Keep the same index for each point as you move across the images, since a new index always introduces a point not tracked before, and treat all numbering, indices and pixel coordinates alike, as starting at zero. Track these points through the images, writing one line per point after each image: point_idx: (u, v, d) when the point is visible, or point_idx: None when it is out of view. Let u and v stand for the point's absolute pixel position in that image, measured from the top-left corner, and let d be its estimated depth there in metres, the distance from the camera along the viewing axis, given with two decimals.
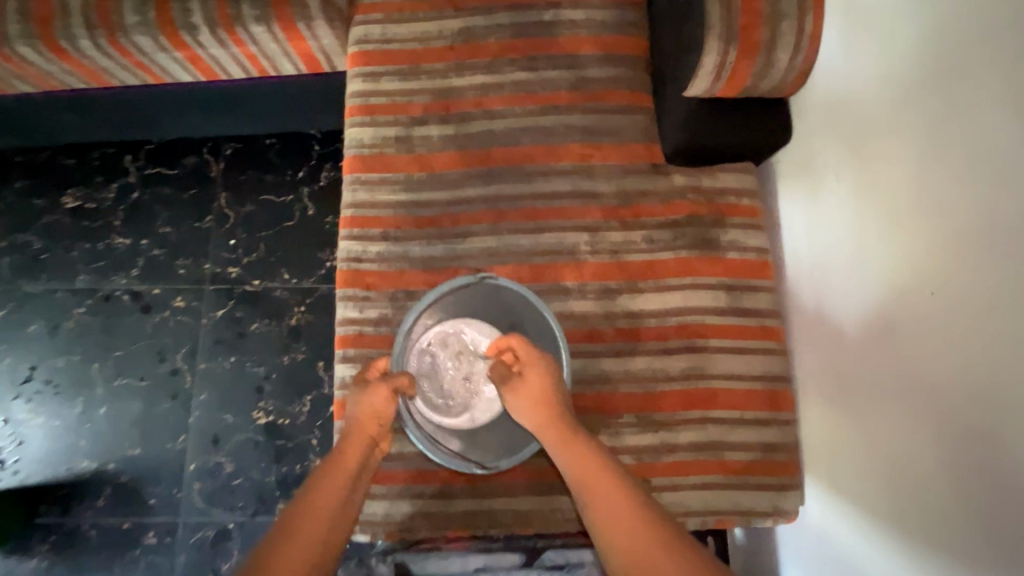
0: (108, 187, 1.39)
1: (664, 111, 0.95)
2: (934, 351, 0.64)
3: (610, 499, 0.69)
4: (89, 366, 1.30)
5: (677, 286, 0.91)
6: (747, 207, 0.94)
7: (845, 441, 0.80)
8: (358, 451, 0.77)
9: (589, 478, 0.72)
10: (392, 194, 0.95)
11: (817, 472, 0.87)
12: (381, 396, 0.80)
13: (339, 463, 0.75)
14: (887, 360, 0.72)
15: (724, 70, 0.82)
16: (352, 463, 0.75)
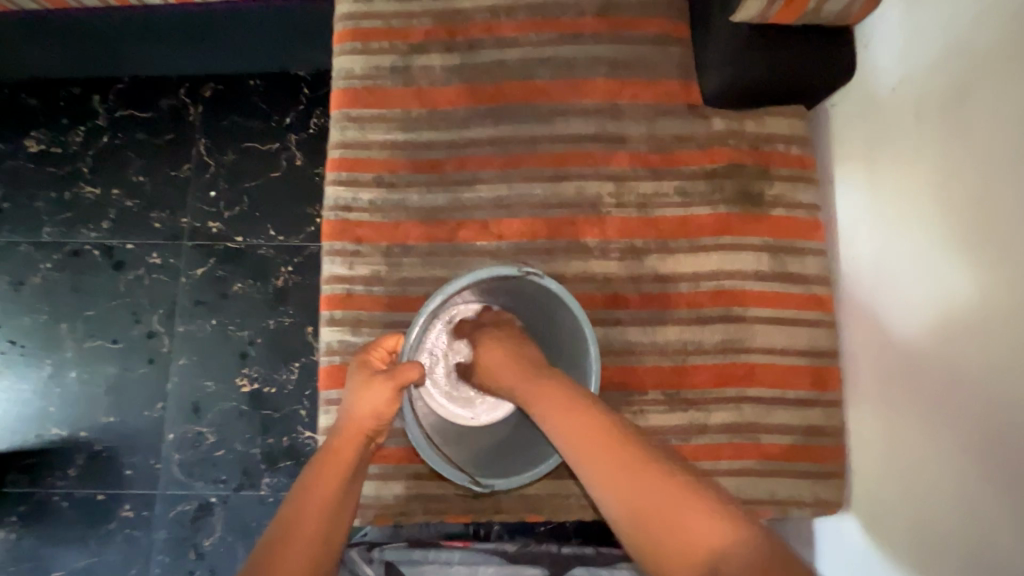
0: (75, 130, 1.26)
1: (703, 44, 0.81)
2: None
3: (608, 462, 0.56)
4: (57, 326, 1.19)
5: (714, 247, 0.79)
6: (797, 157, 0.81)
7: (893, 447, 0.73)
8: (354, 449, 0.66)
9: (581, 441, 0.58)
10: (387, 134, 0.82)
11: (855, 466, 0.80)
12: (383, 394, 0.67)
13: (333, 465, 0.64)
14: (941, 358, 0.64)
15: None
16: (345, 462, 0.64)
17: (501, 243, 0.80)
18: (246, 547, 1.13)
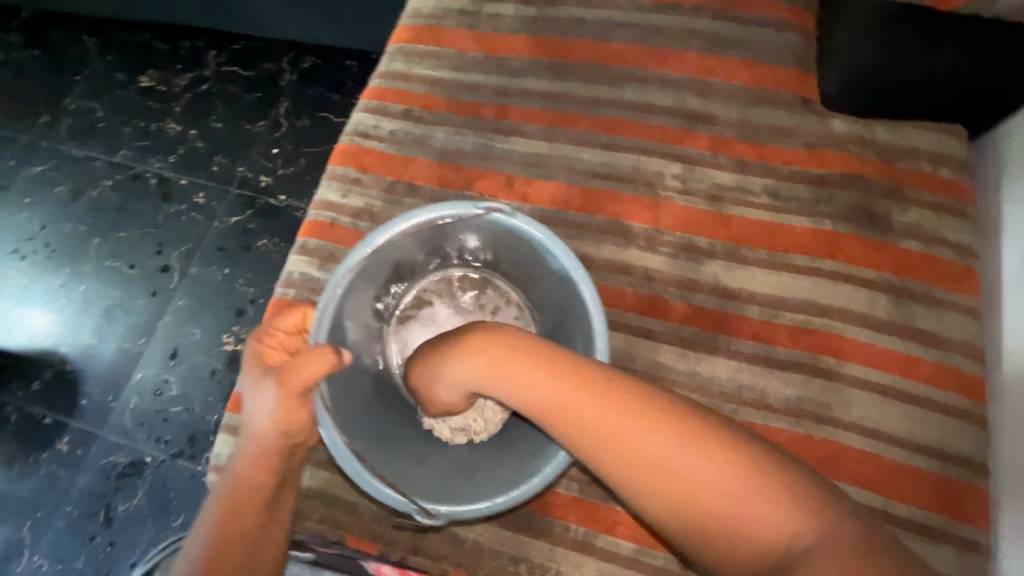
0: (183, 75, 1.33)
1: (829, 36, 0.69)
2: None
3: (603, 413, 0.44)
4: (88, 240, 1.18)
5: (808, 271, 0.65)
6: (930, 181, 0.66)
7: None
8: (267, 477, 0.58)
9: (573, 412, 0.44)
10: (434, 72, 0.72)
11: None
12: (287, 411, 0.57)
13: (243, 508, 0.56)
14: None
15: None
16: (258, 496, 0.57)
17: (527, 208, 0.69)
18: (158, 528, 0.95)
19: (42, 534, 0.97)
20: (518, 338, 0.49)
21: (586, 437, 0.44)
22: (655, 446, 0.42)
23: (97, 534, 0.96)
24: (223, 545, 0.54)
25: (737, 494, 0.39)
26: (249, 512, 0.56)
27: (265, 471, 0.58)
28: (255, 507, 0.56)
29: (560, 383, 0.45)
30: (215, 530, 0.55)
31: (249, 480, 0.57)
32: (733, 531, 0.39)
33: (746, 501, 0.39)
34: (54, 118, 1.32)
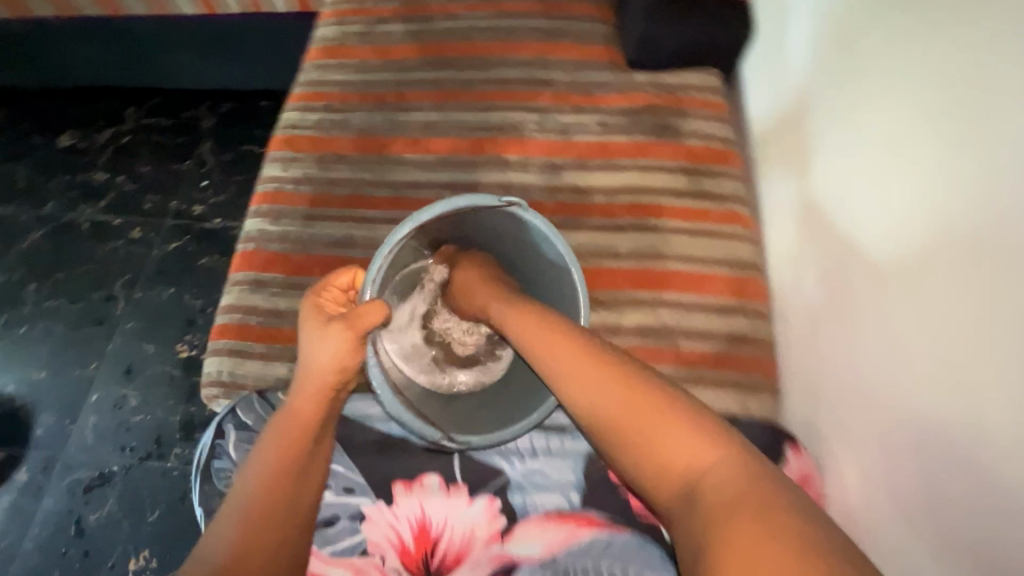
0: (104, 131, 1.44)
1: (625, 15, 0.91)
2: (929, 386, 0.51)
3: (548, 341, 0.55)
4: (25, 286, 1.24)
5: (632, 167, 0.82)
6: (709, 102, 0.87)
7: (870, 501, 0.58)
8: (318, 415, 0.55)
9: (554, 352, 0.54)
10: (344, 76, 0.92)
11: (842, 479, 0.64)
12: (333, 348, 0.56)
13: (287, 448, 0.53)
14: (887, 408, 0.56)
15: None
16: (303, 438, 0.54)
17: (429, 157, 0.84)
18: (134, 527, 0.99)
19: (10, 561, 0.98)
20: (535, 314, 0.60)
21: (565, 369, 0.51)
22: (615, 389, 0.47)
23: (70, 547, 0.98)
24: (269, 486, 0.51)
25: (677, 428, 0.43)
26: (291, 454, 0.53)
27: (312, 410, 0.55)
28: (299, 449, 0.53)
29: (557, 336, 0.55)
30: (257, 471, 0.52)
31: (294, 419, 0.55)
32: (659, 457, 0.42)
33: (682, 434, 0.42)
34: None
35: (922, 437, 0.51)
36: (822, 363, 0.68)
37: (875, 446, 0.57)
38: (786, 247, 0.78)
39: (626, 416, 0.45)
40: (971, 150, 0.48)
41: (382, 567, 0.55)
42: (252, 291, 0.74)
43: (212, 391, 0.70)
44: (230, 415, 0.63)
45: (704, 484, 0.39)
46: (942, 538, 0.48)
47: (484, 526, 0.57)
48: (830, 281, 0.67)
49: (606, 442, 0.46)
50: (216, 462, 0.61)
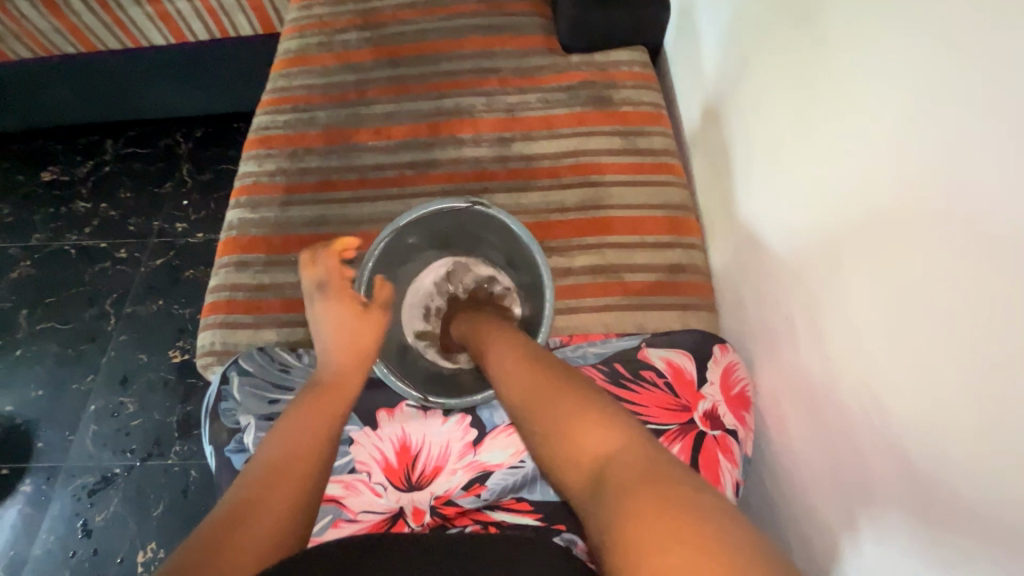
0: (84, 163, 1.51)
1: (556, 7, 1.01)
2: (840, 325, 0.52)
3: (518, 362, 0.59)
4: (17, 313, 1.29)
5: (572, 134, 0.91)
6: (638, 74, 0.97)
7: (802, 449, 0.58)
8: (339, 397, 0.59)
9: (516, 373, 0.57)
10: (308, 81, 1.00)
11: (771, 414, 0.65)
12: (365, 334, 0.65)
13: (310, 420, 0.54)
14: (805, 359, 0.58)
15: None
16: (326, 416, 0.56)
17: (390, 143, 0.93)
18: (141, 522, 1.04)
19: (21, 567, 1.02)
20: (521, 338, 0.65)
21: (517, 382, 0.56)
22: (560, 397, 0.50)
23: (79, 548, 1.03)
24: (290, 453, 0.50)
25: (607, 420, 0.45)
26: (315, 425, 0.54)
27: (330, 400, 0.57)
28: (322, 423, 0.55)
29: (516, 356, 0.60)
30: (281, 435, 0.52)
31: (314, 400, 0.57)
32: (578, 451, 0.44)
33: (601, 427, 0.44)
34: None
35: (846, 378, 0.51)
36: (744, 313, 0.72)
37: (798, 408, 0.59)
38: (706, 205, 0.86)
39: (562, 424, 0.47)
40: (840, 93, 0.53)
41: (369, 482, 0.62)
42: (237, 271, 0.83)
43: (208, 360, 0.78)
44: (233, 366, 0.72)
45: (610, 464, 0.41)
46: (856, 497, 0.50)
47: (458, 439, 0.65)
48: (737, 237, 0.75)
49: (542, 443, 0.48)
50: (222, 404, 0.69)
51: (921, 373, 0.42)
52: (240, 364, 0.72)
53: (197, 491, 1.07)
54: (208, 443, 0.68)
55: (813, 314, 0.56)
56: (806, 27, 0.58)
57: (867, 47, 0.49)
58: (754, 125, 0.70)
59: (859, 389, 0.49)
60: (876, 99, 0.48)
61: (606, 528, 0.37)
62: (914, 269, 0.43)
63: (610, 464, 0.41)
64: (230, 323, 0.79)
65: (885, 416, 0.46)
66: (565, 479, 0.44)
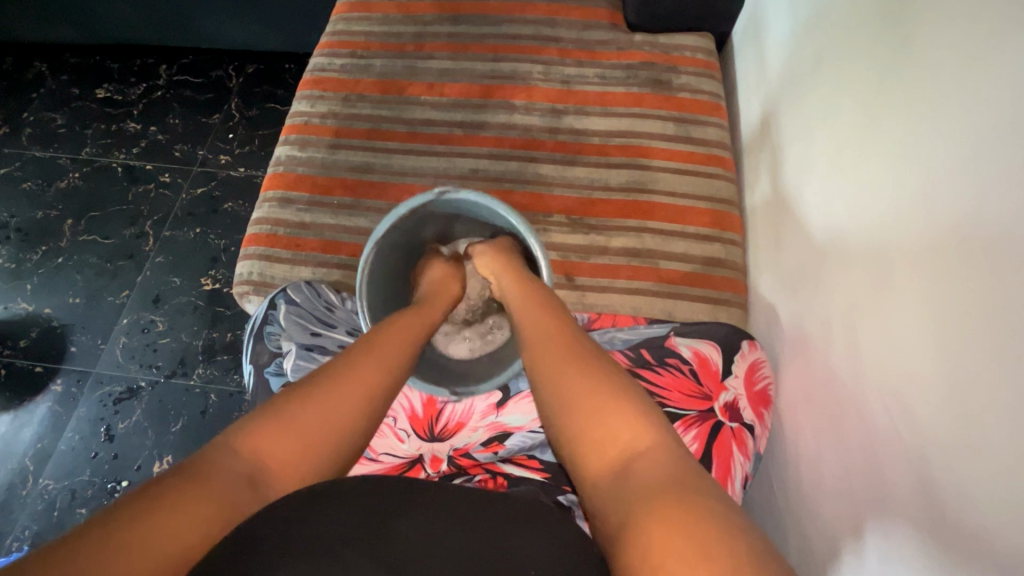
0: (138, 85, 1.53)
1: None
2: (880, 335, 0.51)
3: (553, 334, 0.60)
4: (62, 222, 1.33)
5: (625, 114, 0.89)
6: (701, 61, 0.94)
7: (818, 452, 0.59)
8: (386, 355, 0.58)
9: (541, 346, 0.59)
10: (367, 28, 0.99)
11: (791, 417, 0.65)
12: (400, 332, 0.62)
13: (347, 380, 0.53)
14: (839, 364, 0.57)
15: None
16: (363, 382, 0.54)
17: (442, 102, 0.93)
18: (160, 435, 1.09)
19: (47, 459, 1.08)
20: (551, 307, 0.65)
21: (536, 353, 0.58)
22: (589, 380, 0.52)
23: (100, 450, 1.09)
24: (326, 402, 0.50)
25: (641, 418, 0.47)
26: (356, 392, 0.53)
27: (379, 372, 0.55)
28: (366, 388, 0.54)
29: (535, 330, 0.61)
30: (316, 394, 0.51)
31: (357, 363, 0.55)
32: (602, 439, 0.47)
33: (629, 424, 0.47)
34: (14, 129, 1.47)
35: (879, 387, 0.50)
36: (778, 317, 0.72)
37: (818, 412, 0.60)
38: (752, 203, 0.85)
39: (582, 412, 0.49)
40: (910, 104, 0.51)
41: (394, 426, 0.66)
42: (280, 207, 0.84)
43: (245, 289, 0.81)
44: (281, 293, 0.74)
45: (633, 460, 0.44)
46: (866, 504, 0.50)
47: (482, 399, 0.68)
48: (782, 238, 0.74)
49: (557, 423, 0.51)
50: (267, 327, 0.72)
51: (958, 391, 0.42)
52: (290, 288, 0.75)
53: (215, 414, 1.11)
54: (248, 361, 0.72)
55: (853, 323, 0.56)
56: (888, 31, 0.56)
57: (951, 60, 0.47)
58: (821, 127, 0.67)
59: (891, 400, 0.49)
60: (954, 113, 0.46)
61: (621, 518, 0.41)
62: (967, 292, 0.42)
63: (635, 461, 0.44)
64: (268, 256, 0.82)
65: (912, 429, 0.46)
66: (582, 464, 0.47)
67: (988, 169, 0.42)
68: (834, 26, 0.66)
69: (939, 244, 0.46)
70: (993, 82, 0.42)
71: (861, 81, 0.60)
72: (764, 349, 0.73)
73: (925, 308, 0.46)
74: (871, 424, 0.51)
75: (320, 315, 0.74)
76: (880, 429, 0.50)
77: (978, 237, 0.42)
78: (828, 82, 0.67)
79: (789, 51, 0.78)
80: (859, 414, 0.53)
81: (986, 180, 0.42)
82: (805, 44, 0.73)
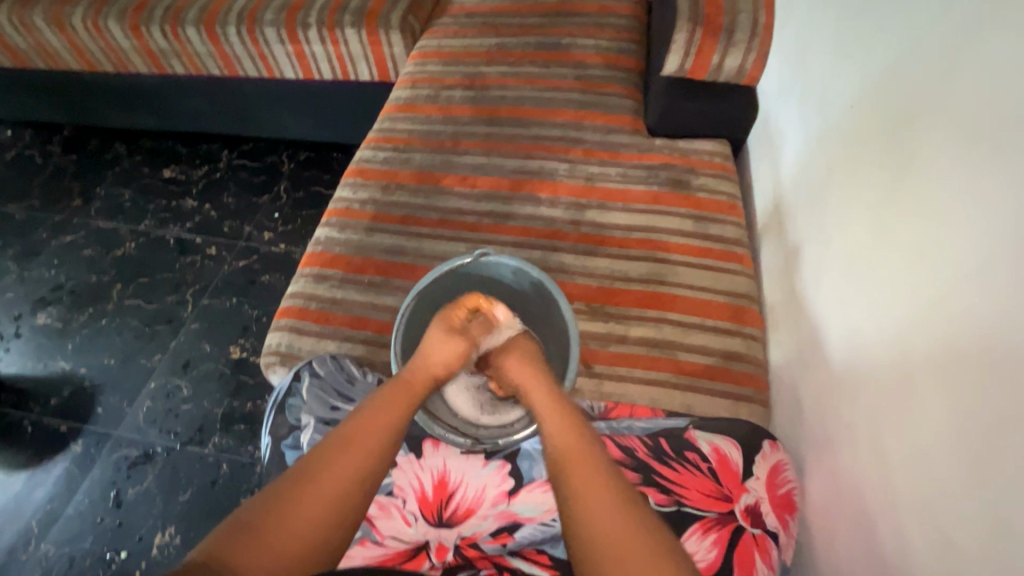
0: (201, 167, 1.69)
1: (648, 96, 1.07)
2: (905, 440, 0.50)
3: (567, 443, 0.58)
4: (111, 286, 1.42)
5: (645, 210, 0.94)
6: (718, 164, 1.00)
7: (849, 565, 0.55)
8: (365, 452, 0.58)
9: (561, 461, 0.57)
10: (411, 126, 1.10)
11: (821, 528, 0.61)
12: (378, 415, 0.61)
13: (326, 482, 0.54)
14: (865, 472, 0.55)
15: (693, 45, 0.94)
16: (346, 478, 0.55)
17: (473, 192, 1.00)
18: (166, 504, 1.08)
19: (53, 522, 1.07)
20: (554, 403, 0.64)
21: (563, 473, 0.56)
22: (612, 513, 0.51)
23: (106, 516, 1.07)
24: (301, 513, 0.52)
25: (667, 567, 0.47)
26: (326, 497, 0.54)
27: (353, 471, 0.56)
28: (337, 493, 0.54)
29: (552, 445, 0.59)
30: (298, 490, 0.53)
31: (341, 460, 0.56)
32: None
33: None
34: (86, 201, 1.62)
35: (911, 497, 0.48)
36: (802, 417, 0.70)
37: (846, 529, 0.56)
38: (771, 301, 0.86)
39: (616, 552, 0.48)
40: (918, 213, 0.54)
41: (402, 508, 0.64)
42: (315, 282, 0.89)
43: (272, 359, 0.84)
44: (307, 366, 0.76)
45: None
46: None
47: (494, 486, 0.65)
48: (803, 334, 0.74)
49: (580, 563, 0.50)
50: (290, 399, 0.74)
51: (990, 505, 0.40)
52: (316, 360, 0.77)
53: (225, 485, 1.10)
54: (267, 432, 0.73)
55: (878, 432, 0.54)
56: (897, 147, 0.59)
57: (958, 177, 0.49)
58: (837, 231, 0.69)
59: (923, 512, 0.46)
60: (969, 223, 0.47)
61: None
62: (993, 401, 0.41)
63: None
64: (298, 328, 0.85)
65: (946, 546, 0.43)
66: None
67: (1006, 277, 0.42)
68: (847, 139, 0.70)
69: (956, 350, 0.46)
70: (998, 199, 0.44)
71: (872, 189, 0.63)
72: (788, 449, 0.71)
73: (948, 415, 0.46)
74: (904, 539, 0.48)
75: (341, 389, 0.74)
76: (912, 546, 0.47)
77: (995, 344, 0.42)
78: (840, 188, 0.70)
79: (804, 159, 0.82)
80: (890, 525, 0.50)
81: (1002, 289, 0.43)
82: (818, 154, 0.78)
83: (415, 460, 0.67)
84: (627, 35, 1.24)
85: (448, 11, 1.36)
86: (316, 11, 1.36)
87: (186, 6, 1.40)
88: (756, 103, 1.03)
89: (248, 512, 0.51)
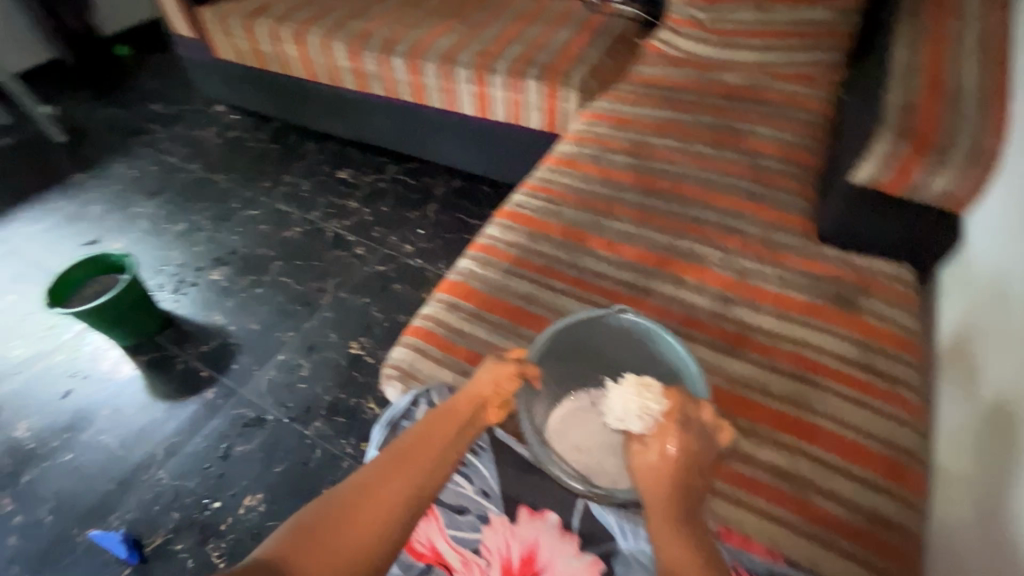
0: (370, 175, 1.88)
1: (826, 200, 0.99)
2: None
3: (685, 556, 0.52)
4: (273, 261, 1.61)
5: (800, 322, 0.85)
6: (898, 291, 0.88)
7: None
8: (412, 471, 0.54)
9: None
10: (568, 181, 1.13)
11: None
12: (426, 438, 0.58)
13: (373, 503, 0.51)
14: None
15: (894, 159, 0.81)
16: (392, 499, 0.52)
17: (615, 259, 0.98)
18: (262, 471, 1.17)
19: (173, 454, 1.20)
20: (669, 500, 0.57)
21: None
22: None
23: (213, 464, 1.18)
24: (345, 534, 0.49)
25: None
26: (371, 520, 0.50)
27: (402, 490, 0.53)
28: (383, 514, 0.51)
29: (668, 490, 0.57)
30: (343, 512, 0.50)
31: (387, 479, 0.53)
32: None
33: None
34: (274, 184, 1.87)
35: None
36: None
37: None
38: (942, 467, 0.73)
39: None
40: None
41: (485, 571, 0.63)
42: (448, 310, 0.93)
43: (392, 373, 0.88)
44: (425, 394, 0.79)
45: None
46: None
47: None
48: None
49: None
50: (402, 421, 0.77)
51: None
52: (432, 390, 0.80)
53: (314, 470, 1.17)
54: (375, 447, 0.76)
55: None
56: None
57: None
58: None
59: None
60: None
61: None
62: None
63: None
64: (422, 350, 0.89)
65: None
66: None
67: None
68: None
69: None
70: None
71: None
72: None
73: None
74: None
75: None
76: None
77: None
78: None
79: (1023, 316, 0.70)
80: None
81: None
82: None
83: (506, 524, 0.66)
84: (811, 132, 1.17)
85: (627, 79, 1.40)
86: (507, 61, 1.46)
87: (399, 40, 1.59)
88: (961, 233, 0.90)
89: (293, 532, 0.49)
